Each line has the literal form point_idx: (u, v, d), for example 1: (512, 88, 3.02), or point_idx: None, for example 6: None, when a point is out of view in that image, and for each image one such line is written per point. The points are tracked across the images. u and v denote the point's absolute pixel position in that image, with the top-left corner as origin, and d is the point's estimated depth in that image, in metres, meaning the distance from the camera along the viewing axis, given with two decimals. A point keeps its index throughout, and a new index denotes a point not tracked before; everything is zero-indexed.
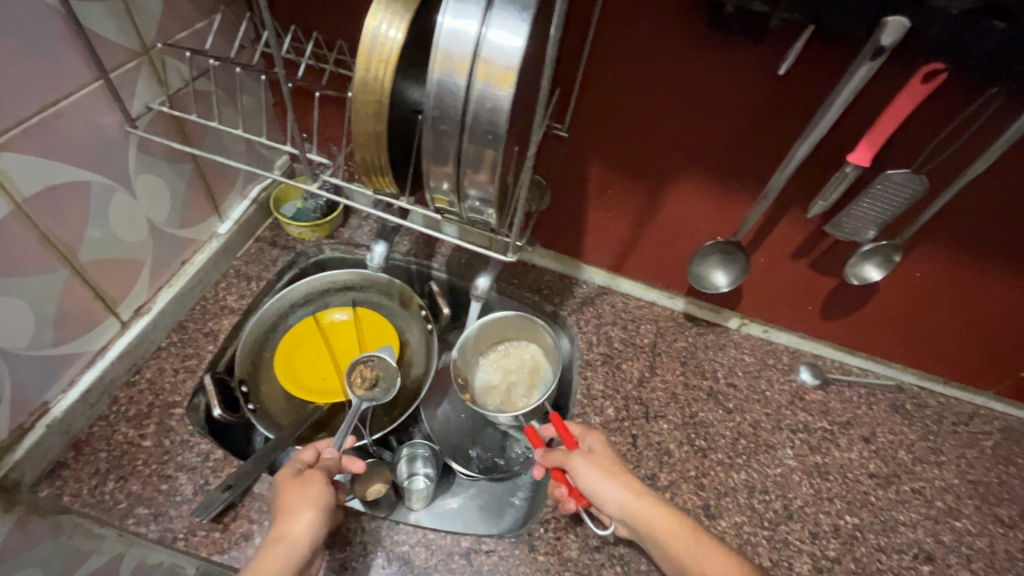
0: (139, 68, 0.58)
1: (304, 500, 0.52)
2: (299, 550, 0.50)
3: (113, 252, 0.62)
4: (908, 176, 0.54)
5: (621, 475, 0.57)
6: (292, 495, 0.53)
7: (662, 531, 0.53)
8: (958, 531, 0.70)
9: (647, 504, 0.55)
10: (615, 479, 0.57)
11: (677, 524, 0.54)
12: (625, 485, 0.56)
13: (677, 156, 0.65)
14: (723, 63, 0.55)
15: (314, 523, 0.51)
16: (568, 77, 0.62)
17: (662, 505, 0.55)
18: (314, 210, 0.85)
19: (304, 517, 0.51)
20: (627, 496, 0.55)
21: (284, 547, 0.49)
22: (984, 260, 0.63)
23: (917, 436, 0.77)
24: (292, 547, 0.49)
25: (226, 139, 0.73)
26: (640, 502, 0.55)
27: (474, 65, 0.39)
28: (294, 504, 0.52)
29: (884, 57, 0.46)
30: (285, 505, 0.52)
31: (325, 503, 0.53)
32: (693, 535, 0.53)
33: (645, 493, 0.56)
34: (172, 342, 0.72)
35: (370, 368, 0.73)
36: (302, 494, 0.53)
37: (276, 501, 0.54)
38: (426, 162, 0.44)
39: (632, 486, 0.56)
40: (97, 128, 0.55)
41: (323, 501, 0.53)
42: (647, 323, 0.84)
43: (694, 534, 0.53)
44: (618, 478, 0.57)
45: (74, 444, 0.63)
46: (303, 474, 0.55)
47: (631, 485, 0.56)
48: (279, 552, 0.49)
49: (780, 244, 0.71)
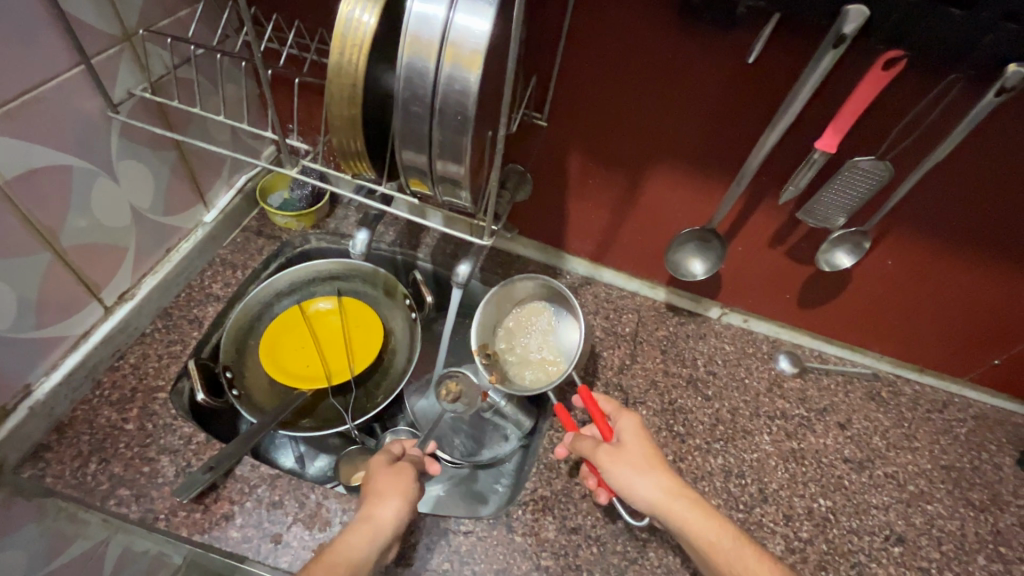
0: (121, 55, 0.59)
1: (396, 488, 0.56)
2: (383, 534, 0.52)
3: (95, 238, 0.63)
4: (873, 163, 0.57)
5: (655, 474, 0.56)
6: (385, 482, 0.56)
7: (698, 534, 0.52)
8: (930, 514, 0.70)
9: (680, 509, 0.53)
10: (646, 479, 0.55)
11: (713, 527, 0.52)
12: (656, 488, 0.55)
13: (653, 145, 0.67)
14: (695, 52, 0.56)
15: (400, 512, 0.54)
16: (546, 66, 0.63)
17: (696, 506, 0.54)
18: (300, 200, 0.84)
19: (393, 503, 0.54)
20: (659, 496, 0.54)
21: (369, 529, 0.52)
22: (952, 247, 0.65)
23: (892, 422, 0.78)
24: (376, 529, 0.52)
25: (210, 127, 0.74)
26: (672, 507, 0.53)
27: (443, 49, 0.40)
28: (385, 490, 0.55)
29: (847, 45, 0.47)
30: (375, 490, 0.56)
31: (411, 496, 0.56)
32: (730, 539, 0.52)
33: (679, 494, 0.54)
34: (156, 328, 0.73)
35: (456, 384, 0.79)
36: (395, 483, 0.56)
37: (366, 484, 0.57)
38: (399, 144, 0.45)
39: (664, 487, 0.55)
40: (78, 113, 0.56)
41: (410, 494, 0.56)
42: (629, 312, 0.85)
43: (728, 535, 0.52)
44: (651, 478, 0.55)
45: (57, 427, 0.64)
46: (395, 466, 0.59)
47: (664, 486, 0.55)
48: (365, 532, 0.51)
49: (756, 233, 0.72)
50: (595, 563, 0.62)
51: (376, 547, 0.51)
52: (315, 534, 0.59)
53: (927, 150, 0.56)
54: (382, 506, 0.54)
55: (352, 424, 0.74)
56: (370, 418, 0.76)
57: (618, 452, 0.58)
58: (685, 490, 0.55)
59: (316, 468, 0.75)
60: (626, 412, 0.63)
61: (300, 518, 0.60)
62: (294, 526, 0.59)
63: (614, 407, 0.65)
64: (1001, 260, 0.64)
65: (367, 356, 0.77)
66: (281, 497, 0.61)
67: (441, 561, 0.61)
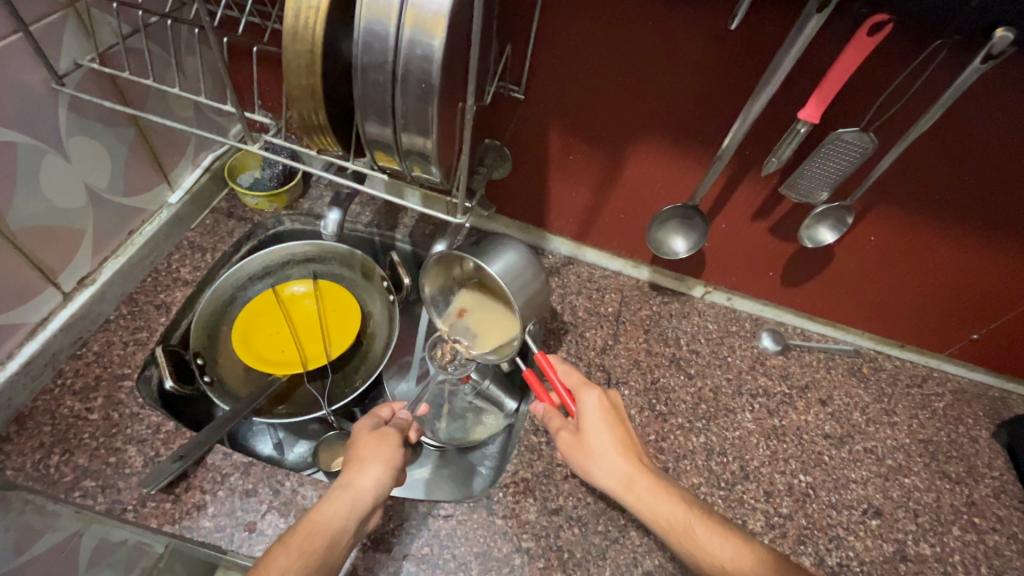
0: (65, 21, 0.55)
1: (377, 454, 0.54)
2: (363, 504, 0.50)
3: (48, 220, 0.60)
4: (857, 135, 0.55)
5: (610, 460, 0.56)
6: (367, 449, 0.54)
7: (653, 518, 0.53)
8: (906, 488, 0.71)
9: (632, 495, 0.54)
10: (599, 466, 0.56)
11: (667, 507, 0.53)
12: (608, 475, 0.55)
13: (634, 118, 0.64)
14: (675, 18, 0.54)
15: (381, 479, 0.52)
16: (521, 35, 0.61)
17: (650, 489, 0.54)
18: (270, 179, 0.82)
19: (375, 471, 0.52)
20: (612, 484, 0.55)
21: (348, 497, 0.50)
22: (933, 221, 0.64)
23: (871, 398, 0.79)
24: (355, 498, 0.50)
25: (170, 100, 0.70)
26: (625, 493, 0.54)
27: (403, 13, 0.38)
28: (366, 457, 0.53)
29: (832, 9, 0.45)
30: (356, 457, 0.54)
31: (394, 463, 0.54)
32: (683, 517, 0.53)
33: (636, 480, 0.55)
34: (121, 314, 0.70)
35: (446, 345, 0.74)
36: (377, 449, 0.54)
37: (350, 448, 0.56)
38: (362, 115, 0.43)
39: (617, 474, 0.55)
40: (20, 85, 0.53)
41: (393, 461, 0.54)
42: (612, 292, 0.84)
43: (682, 513, 0.53)
44: (608, 464, 0.55)
45: (17, 419, 0.61)
46: (380, 431, 0.57)
47: (617, 472, 0.55)
48: (344, 501, 0.50)
49: (739, 210, 0.71)
50: (576, 544, 0.61)
51: (355, 516, 0.50)
52: (290, 521, 0.58)
53: (911, 121, 0.54)
54: (363, 474, 0.52)
55: (329, 410, 0.72)
56: (347, 403, 0.74)
57: (575, 439, 0.58)
58: (641, 474, 0.55)
59: (296, 455, 0.74)
60: (586, 387, 0.60)
61: (274, 506, 0.58)
62: (268, 514, 0.58)
63: (577, 379, 0.61)
64: (980, 234, 0.64)
65: (343, 340, 0.75)
66: (255, 485, 0.60)
67: (421, 545, 0.60)
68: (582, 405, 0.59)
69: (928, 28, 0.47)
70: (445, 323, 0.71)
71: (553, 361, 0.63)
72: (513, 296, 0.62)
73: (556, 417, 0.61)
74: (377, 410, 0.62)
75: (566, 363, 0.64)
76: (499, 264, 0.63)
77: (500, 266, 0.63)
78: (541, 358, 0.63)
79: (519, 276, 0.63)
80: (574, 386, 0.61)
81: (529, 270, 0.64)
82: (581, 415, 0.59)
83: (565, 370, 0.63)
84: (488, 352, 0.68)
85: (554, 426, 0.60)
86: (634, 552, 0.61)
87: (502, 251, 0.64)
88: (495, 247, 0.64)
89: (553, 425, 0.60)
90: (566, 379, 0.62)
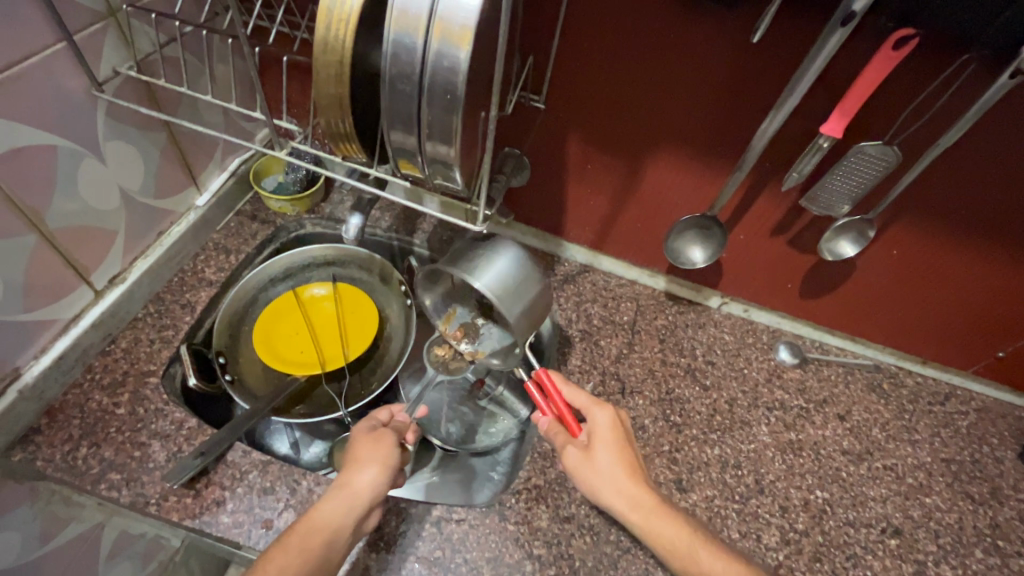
0: (106, 31, 0.57)
1: (373, 456, 0.53)
2: (360, 504, 0.51)
3: (85, 221, 0.62)
4: (880, 148, 0.55)
5: (617, 482, 0.55)
6: (364, 450, 0.54)
7: (657, 541, 0.52)
8: (927, 508, 0.69)
9: (638, 518, 0.53)
10: (606, 487, 0.55)
11: (670, 529, 0.53)
12: (617, 496, 0.54)
13: (653, 129, 0.65)
14: (697, 31, 0.54)
15: (378, 479, 0.52)
16: (543, 45, 0.61)
17: (656, 512, 0.53)
18: (293, 183, 0.84)
19: (370, 472, 0.52)
20: (619, 505, 0.54)
21: (345, 498, 0.51)
22: (959, 237, 0.63)
23: (892, 415, 0.77)
24: (352, 499, 0.51)
25: (200, 106, 0.72)
26: (631, 514, 0.54)
27: (430, 25, 0.38)
28: (362, 458, 0.53)
29: (857, 22, 0.45)
30: (353, 457, 0.53)
31: (391, 464, 0.54)
32: (686, 541, 0.52)
33: (641, 504, 0.54)
34: (148, 312, 0.72)
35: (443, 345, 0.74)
36: (373, 450, 0.54)
37: (348, 449, 0.56)
38: (387, 124, 0.44)
39: (625, 495, 0.54)
40: (63, 91, 0.55)
41: (391, 461, 0.54)
42: (628, 300, 0.84)
43: (687, 537, 0.52)
44: (615, 485, 0.55)
45: (47, 411, 0.63)
46: (377, 432, 0.56)
47: (624, 494, 0.54)
48: (341, 501, 0.50)
49: (758, 220, 0.71)
50: (587, 552, 0.61)
51: (353, 514, 0.51)
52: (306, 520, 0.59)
53: (937, 134, 0.54)
54: (359, 475, 0.52)
55: (345, 411, 0.73)
56: (363, 405, 0.75)
57: (586, 456, 0.57)
58: (647, 497, 0.54)
59: (311, 455, 0.75)
60: (597, 406, 0.60)
61: (292, 505, 0.60)
62: (286, 511, 0.59)
63: (585, 399, 0.61)
64: (1003, 252, 0.63)
65: (360, 341, 0.77)
66: (272, 483, 0.61)
67: (433, 548, 0.60)
68: (593, 423, 0.59)
69: (955, 43, 0.47)
70: (444, 327, 0.73)
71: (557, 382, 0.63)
72: (507, 307, 0.59)
73: (561, 433, 0.60)
74: (375, 413, 0.61)
75: (570, 382, 0.63)
76: (487, 278, 0.58)
77: (487, 280, 0.58)
78: (541, 376, 0.63)
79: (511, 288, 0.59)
80: (583, 405, 0.61)
81: (526, 277, 0.61)
82: (591, 434, 0.58)
83: (570, 391, 0.62)
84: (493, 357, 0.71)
85: (560, 442, 0.60)
86: (646, 563, 0.61)
87: (492, 260, 0.60)
88: (484, 257, 0.60)
89: (559, 442, 0.59)
90: (575, 399, 0.62)
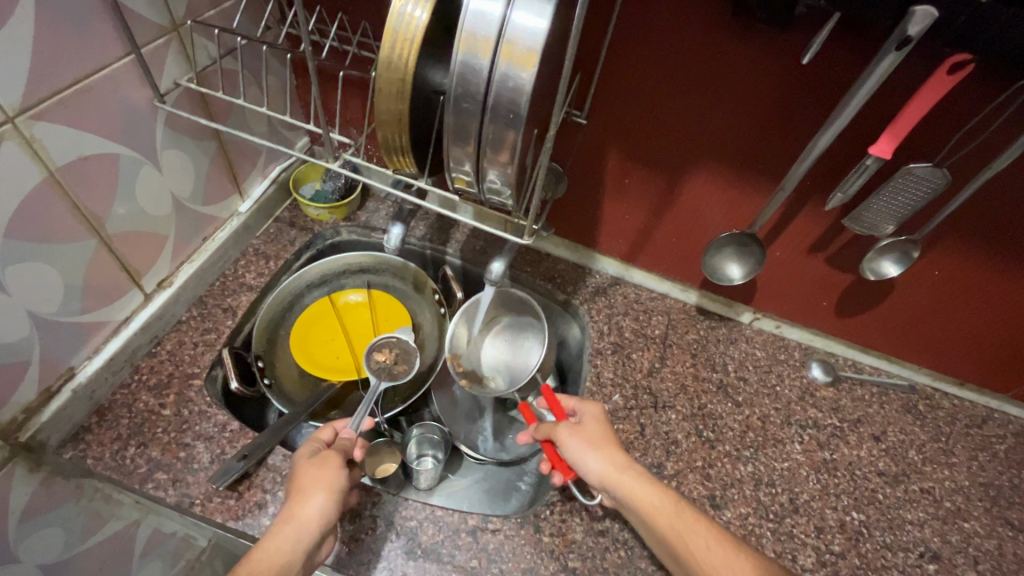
0: (168, 45, 0.59)
1: (318, 481, 0.52)
2: (309, 534, 0.49)
3: (139, 226, 0.64)
4: (930, 170, 0.54)
5: (602, 450, 0.57)
6: (308, 476, 0.53)
7: (645, 503, 0.53)
8: (966, 533, 0.68)
9: (625, 480, 0.54)
10: (593, 453, 0.57)
11: (658, 497, 0.53)
12: (604, 460, 0.56)
13: (694, 146, 0.65)
14: (745, 51, 0.55)
15: (326, 505, 0.51)
16: (589, 62, 0.62)
17: (642, 477, 0.55)
18: (332, 192, 0.86)
19: (317, 500, 0.51)
20: (608, 470, 0.55)
21: (292, 530, 0.49)
22: (1002, 259, 0.63)
23: (928, 437, 0.76)
24: (300, 530, 0.49)
25: (248, 116, 0.74)
26: (618, 479, 0.55)
27: (498, 47, 0.39)
28: (308, 486, 0.52)
29: (912, 47, 0.45)
30: (297, 487, 0.52)
31: (338, 488, 0.53)
32: (673, 511, 0.52)
33: (629, 468, 0.55)
34: (192, 315, 0.74)
35: (386, 349, 0.73)
36: (318, 476, 0.53)
37: (292, 479, 0.54)
38: (447, 141, 0.45)
39: (612, 462, 0.56)
40: (128, 102, 0.57)
41: (336, 485, 0.53)
42: (659, 314, 0.84)
43: (674, 504, 0.53)
44: (604, 452, 0.57)
45: (97, 410, 0.65)
46: (320, 456, 0.55)
47: (611, 460, 0.56)
48: (287, 534, 0.49)
49: (797, 237, 0.71)
50: (621, 566, 0.61)
51: (302, 546, 0.49)
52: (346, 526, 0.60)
53: (988, 157, 0.53)
54: (306, 503, 0.51)
55: (381, 417, 0.74)
56: (397, 412, 0.76)
57: (576, 428, 0.60)
58: (634, 466, 0.56)
59: None
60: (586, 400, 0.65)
61: None
62: None
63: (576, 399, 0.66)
64: None
65: None
66: None
67: (469, 558, 0.61)
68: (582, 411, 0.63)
69: (1013, 67, 0.47)
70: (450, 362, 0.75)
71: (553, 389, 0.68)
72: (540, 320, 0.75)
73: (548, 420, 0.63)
74: (318, 433, 0.59)
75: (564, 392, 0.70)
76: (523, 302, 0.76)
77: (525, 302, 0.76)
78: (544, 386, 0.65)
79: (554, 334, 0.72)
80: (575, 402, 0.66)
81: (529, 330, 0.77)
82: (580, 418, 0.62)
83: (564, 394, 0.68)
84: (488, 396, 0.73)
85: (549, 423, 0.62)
86: None
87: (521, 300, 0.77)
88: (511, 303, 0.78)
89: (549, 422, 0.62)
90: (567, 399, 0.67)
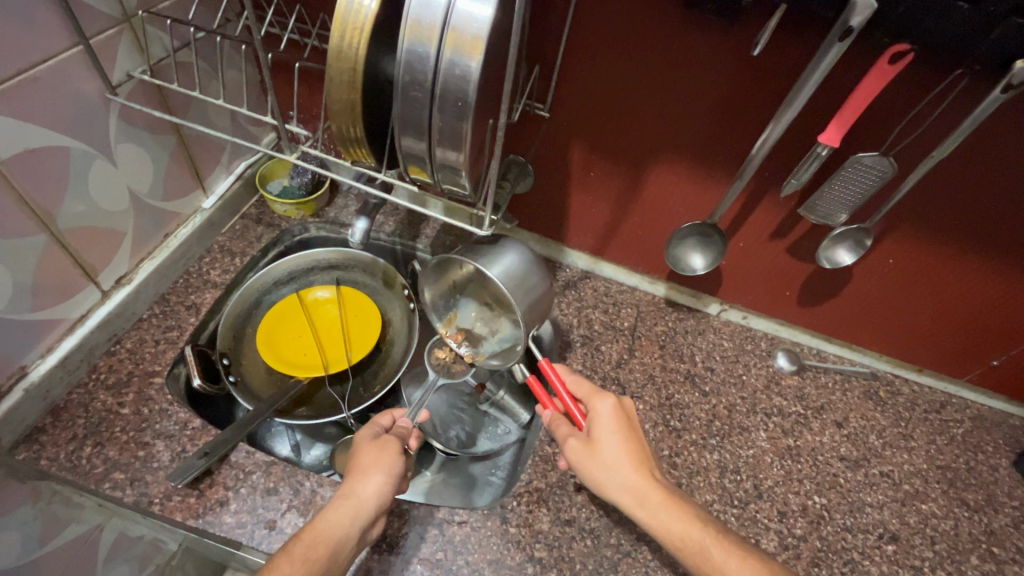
0: (120, 36, 0.58)
1: (378, 463, 0.54)
2: (365, 513, 0.51)
3: (93, 221, 0.63)
4: (877, 159, 0.56)
5: (623, 472, 0.55)
6: (368, 458, 0.55)
7: (672, 534, 0.52)
8: (924, 513, 0.70)
9: (645, 513, 0.53)
10: (612, 479, 0.55)
11: (684, 525, 0.52)
12: (621, 489, 0.54)
13: (654, 139, 0.66)
14: (698, 43, 0.56)
15: (383, 488, 0.53)
16: (548, 55, 0.63)
17: (663, 504, 0.53)
18: (299, 188, 0.85)
19: (375, 480, 0.53)
20: (627, 500, 0.54)
21: (350, 507, 0.51)
22: (950, 245, 0.64)
23: (888, 422, 0.78)
24: (357, 508, 0.51)
25: (210, 111, 0.73)
26: (637, 509, 0.53)
27: (443, 35, 0.40)
28: (367, 466, 0.54)
29: (853, 38, 0.46)
30: (358, 466, 0.54)
31: (396, 471, 0.54)
32: (698, 536, 0.51)
33: (650, 496, 0.53)
34: (153, 313, 0.73)
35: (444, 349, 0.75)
36: (379, 458, 0.55)
37: (352, 458, 0.56)
38: (399, 130, 0.45)
39: (631, 488, 0.54)
40: (78, 93, 0.56)
41: (395, 468, 0.55)
42: (629, 306, 0.85)
43: (697, 531, 0.51)
44: (623, 474, 0.54)
45: (52, 410, 0.63)
46: (381, 439, 0.57)
47: (629, 485, 0.54)
48: (346, 511, 0.50)
49: (758, 228, 0.72)
50: (587, 555, 0.62)
51: (358, 523, 0.51)
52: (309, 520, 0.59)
53: (931, 147, 0.55)
54: (365, 483, 0.52)
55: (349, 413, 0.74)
56: (367, 408, 0.76)
57: (589, 446, 0.57)
58: (656, 488, 0.54)
59: (313, 457, 0.75)
60: (600, 395, 0.60)
61: (295, 506, 0.60)
62: (289, 512, 0.59)
63: (589, 390, 0.62)
64: (994, 261, 0.64)
65: (364, 344, 0.77)
66: (276, 484, 0.61)
67: (434, 550, 0.61)
68: (596, 414, 0.59)
69: (948, 59, 0.49)
70: (444, 330, 0.76)
71: (558, 369, 0.65)
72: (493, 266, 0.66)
73: (564, 425, 0.60)
74: (377, 418, 0.62)
75: (574, 373, 0.66)
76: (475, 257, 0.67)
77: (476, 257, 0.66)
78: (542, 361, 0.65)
79: (520, 280, 0.65)
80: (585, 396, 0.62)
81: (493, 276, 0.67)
82: (594, 423, 0.59)
83: (575, 381, 0.64)
84: (492, 358, 0.73)
85: (563, 433, 0.60)
86: (645, 566, 0.61)
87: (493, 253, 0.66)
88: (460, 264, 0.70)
89: (563, 433, 0.59)
90: (577, 389, 0.63)
